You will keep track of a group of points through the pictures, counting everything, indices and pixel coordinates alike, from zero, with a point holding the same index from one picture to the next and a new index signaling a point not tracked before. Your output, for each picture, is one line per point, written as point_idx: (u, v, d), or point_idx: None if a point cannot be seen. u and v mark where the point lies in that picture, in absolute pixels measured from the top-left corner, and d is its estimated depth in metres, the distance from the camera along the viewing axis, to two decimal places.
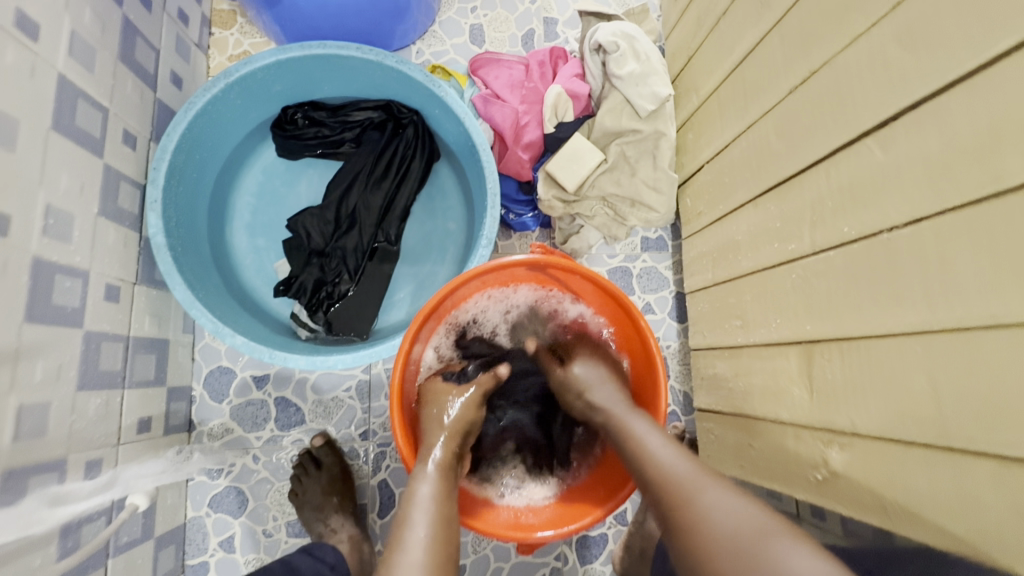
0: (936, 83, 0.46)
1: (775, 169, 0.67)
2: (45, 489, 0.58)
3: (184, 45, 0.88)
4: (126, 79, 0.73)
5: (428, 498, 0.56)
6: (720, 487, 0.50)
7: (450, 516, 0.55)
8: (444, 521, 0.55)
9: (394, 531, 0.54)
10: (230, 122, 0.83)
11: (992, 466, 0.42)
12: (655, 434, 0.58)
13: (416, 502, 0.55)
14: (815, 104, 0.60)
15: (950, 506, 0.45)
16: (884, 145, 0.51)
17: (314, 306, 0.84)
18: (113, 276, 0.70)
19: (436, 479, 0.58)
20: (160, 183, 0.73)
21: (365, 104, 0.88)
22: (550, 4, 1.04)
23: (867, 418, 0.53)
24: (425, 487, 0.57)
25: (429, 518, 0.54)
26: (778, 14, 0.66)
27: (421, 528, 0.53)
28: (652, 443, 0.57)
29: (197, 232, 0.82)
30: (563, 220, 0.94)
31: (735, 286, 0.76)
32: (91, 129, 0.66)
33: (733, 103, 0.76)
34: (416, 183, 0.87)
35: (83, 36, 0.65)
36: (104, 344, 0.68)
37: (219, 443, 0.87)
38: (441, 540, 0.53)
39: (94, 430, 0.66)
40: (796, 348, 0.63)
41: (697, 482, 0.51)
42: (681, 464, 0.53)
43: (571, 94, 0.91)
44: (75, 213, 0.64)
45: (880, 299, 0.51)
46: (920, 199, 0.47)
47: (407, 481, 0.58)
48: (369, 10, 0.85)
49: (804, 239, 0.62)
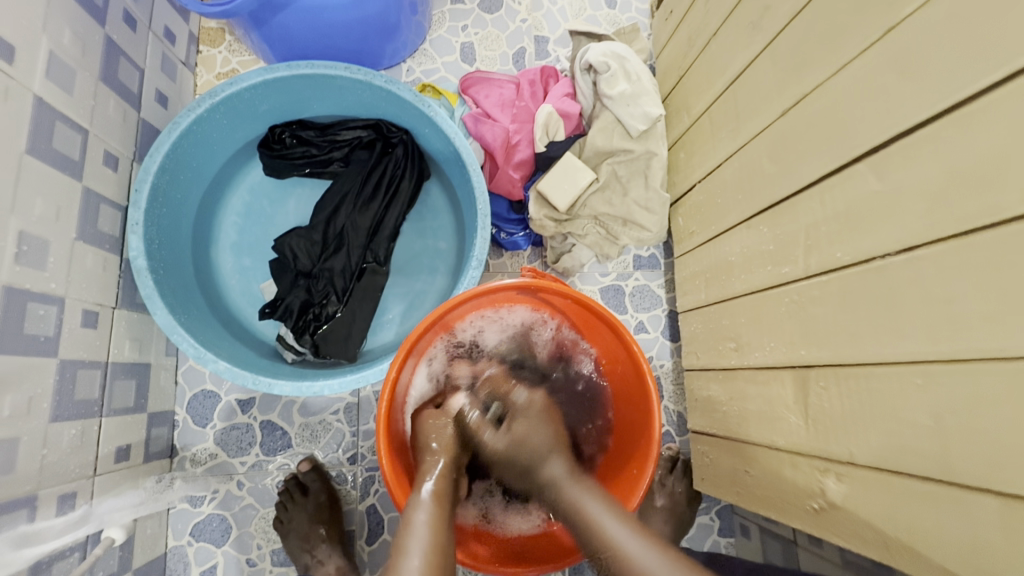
0: (929, 110, 0.45)
1: (767, 192, 0.66)
2: (14, 528, 0.56)
3: (171, 63, 0.87)
4: (108, 100, 0.72)
5: (424, 525, 0.54)
6: None
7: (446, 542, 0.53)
8: (440, 550, 0.52)
9: (389, 560, 0.51)
10: (215, 141, 0.82)
11: (993, 503, 0.40)
12: (597, 500, 0.58)
13: (412, 530, 0.53)
14: (806, 129, 0.59)
15: (949, 543, 0.44)
16: (877, 171, 0.50)
17: (300, 329, 0.82)
18: (91, 301, 0.68)
19: (432, 506, 0.56)
20: (142, 206, 0.71)
21: (354, 123, 0.87)
22: (542, 22, 1.04)
23: (865, 448, 0.52)
24: (421, 514, 0.55)
25: (424, 547, 0.52)
26: (770, 36, 0.65)
27: (415, 558, 0.51)
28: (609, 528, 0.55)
29: (180, 253, 0.81)
30: (555, 238, 0.93)
31: (729, 308, 0.75)
32: (70, 152, 0.65)
33: (725, 123, 0.76)
34: (406, 203, 0.86)
35: (62, 57, 0.64)
36: (81, 372, 0.66)
37: (202, 469, 0.85)
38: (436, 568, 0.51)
39: (68, 463, 0.64)
40: (791, 373, 0.62)
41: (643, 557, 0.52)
42: (626, 541, 0.53)
43: (562, 114, 0.90)
44: (51, 238, 0.62)
45: (877, 327, 0.50)
46: (914, 228, 0.47)
47: (403, 509, 0.56)
48: (357, 28, 0.84)
49: (798, 263, 0.61)
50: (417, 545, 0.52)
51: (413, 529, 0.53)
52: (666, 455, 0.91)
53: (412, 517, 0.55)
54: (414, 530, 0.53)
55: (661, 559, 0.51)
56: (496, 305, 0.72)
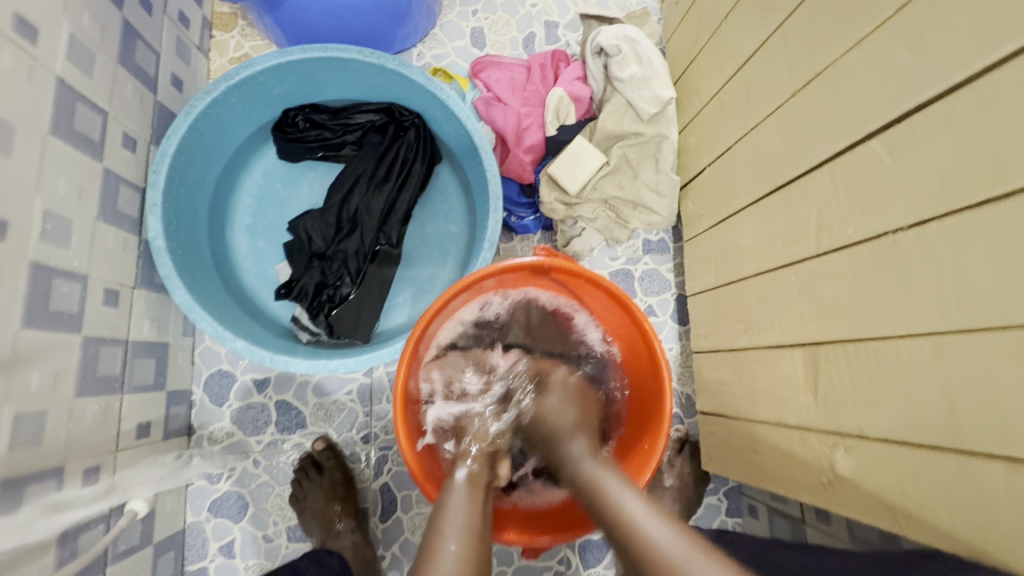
0: (943, 85, 0.45)
1: (779, 172, 0.66)
2: (44, 497, 0.57)
3: (185, 47, 0.87)
4: (126, 83, 0.73)
5: (460, 507, 0.54)
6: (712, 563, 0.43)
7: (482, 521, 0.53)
8: (475, 530, 0.52)
9: (424, 544, 0.50)
10: (231, 125, 0.83)
11: (1001, 469, 0.41)
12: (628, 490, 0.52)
13: (448, 513, 0.53)
14: (818, 107, 0.60)
15: (957, 512, 0.45)
16: (890, 148, 0.51)
17: (315, 310, 0.84)
18: (112, 281, 0.70)
19: (467, 490, 0.56)
20: (160, 187, 0.72)
21: (366, 107, 0.88)
22: (552, 6, 1.04)
23: (874, 422, 0.53)
24: (455, 497, 0.55)
25: (460, 530, 0.51)
26: (782, 17, 0.66)
27: (452, 540, 0.50)
28: (632, 508, 0.49)
29: (197, 235, 0.82)
30: (565, 222, 0.94)
31: (738, 290, 0.76)
32: (90, 133, 0.66)
33: (736, 105, 0.76)
34: (417, 186, 0.87)
35: (81, 39, 0.65)
36: (103, 349, 0.67)
37: (219, 447, 0.86)
38: (473, 554, 0.49)
39: (93, 437, 0.65)
40: (800, 351, 0.63)
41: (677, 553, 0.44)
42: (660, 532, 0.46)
43: (573, 98, 0.91)
44: (74, 218, 0.63)
45: (888, 301, 0.51)
46: (925, 202, 0.47)
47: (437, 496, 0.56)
48: (369, 11, 0.84)
49: (808, 242, 0.62)
50: (455, 528, 0.51)
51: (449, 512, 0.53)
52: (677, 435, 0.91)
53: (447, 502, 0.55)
54: (452, 513, 0.53)
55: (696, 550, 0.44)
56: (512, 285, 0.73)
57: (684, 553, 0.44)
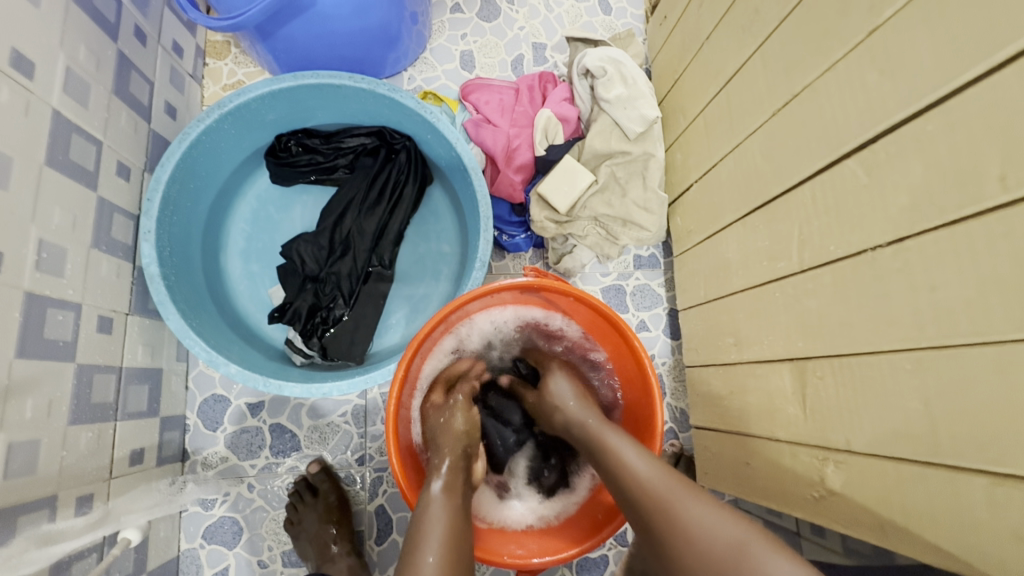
0: (912, 107, 0.47)
1: (762, 189, 0.68)
2: (37, 527, 0.57)
3: (179, 76, 0.89)
4: (120, 112, 0.74)
5: (439, 517, 0.55)
6: (695, 498, 0.49)
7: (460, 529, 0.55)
8: (455, 544, 0.53)
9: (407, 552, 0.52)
10: (224, 151, 0.84)
11: (986, 482, 0.42)
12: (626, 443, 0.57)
13: (429, 522, 0.54)
14: (797, 126, 0.61)
15: (949, 527, 0.45)
16: (867, 167, 0.52)
17: (308, 332, 0.84)
18: (106, 308, 0.70)
19: (445, 499, 0.57)
20: (154, 214, 0.73)
21: (358, 130, 0.90)
22: (539, 29, 1.06)
23: (862, 437, 0.53)
24: (435, 505, 0.56)
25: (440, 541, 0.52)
26: (760, 39, 0.67)
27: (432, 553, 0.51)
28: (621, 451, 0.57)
29: (190, 260, 0.83)
30: (557, 240, 0.95)
31: (727, 305, 0.77)
32: (85, 163, 0.67)
33: (719, 123, 0.78)
34: (410, 207, 0.88)
35: (77, 72, 0.66)
36: (97, 376, 0.68)
37: (214, 472, 0.86)
38: (452, 562, 0.52)
39: (87, 466, 0.65)
40: (789, 366, 0.64)
41: (673, 492, 0.50)
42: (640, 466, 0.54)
43: (560, 118, 0.92)
44: (68, 247, 0.64)
45: (870, 316, 0.52)
46: (901, 221, 0.48)
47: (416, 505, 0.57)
48: (360, 38, 0.86)
49: (793, 258, 0.63)
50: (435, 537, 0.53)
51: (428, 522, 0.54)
52: (671, 451, 0.91)
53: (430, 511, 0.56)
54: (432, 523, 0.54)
55: (687, 487, 0.51)
56: (491, 308, 0.74)
57: (674, 489, 0.51)
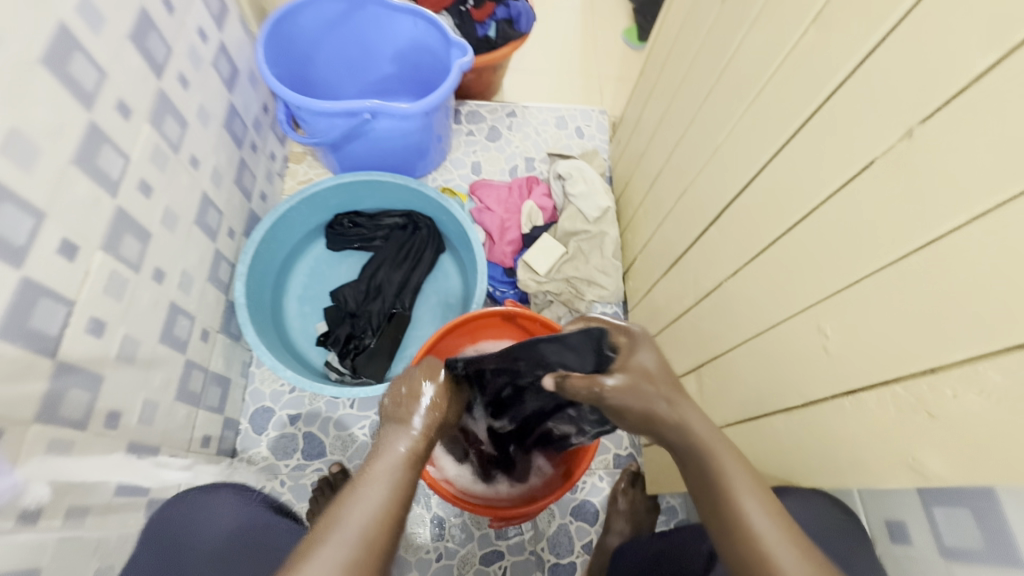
0: (731, 192, 0.77)
1: (675, 251, 0.97)
2: (154, 458, 0.80)
3: (271, 174, 1.26)
4: (235, 195, 1.08)
5: (388, 470, 0.49)
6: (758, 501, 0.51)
7: (405, 485, 0.49)
8: (402, 497, 0.48)
9: (343, 498, 0.47)
10: (297, 224, 1.17)
11: (783, 416, 0.64)
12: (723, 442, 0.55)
13: (375, 472, 0.49)
14: (688, 207, 0.92)
15: (774, 461, 0.66)
16: (718, 229, 0.81)
17: (343, 354, 1.10)
18: (208, 324, 0.98)
19: (399, 454, 0.51)
20: (248, 263, 1.04)
21: (393, 213, 1.23)
22: (530, 147, 1.45)
23: (731, 413, 0.76)
24: (384, 460, 0.50)
25: (387, 489, 0.48)
26: (668, 154, 1.03)
27: (373, 497, 0.47)
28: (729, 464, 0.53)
29: (263, 299, 1.12)
30: (537, 297, 1.21)
31: (659, 339, 1.02)
32: (212, 225, 0.99)
33: (651, 210, 1.10)
34: (427, 267, 1.18)
35: (218, 168, 1.01)
36: (194, 371, 0.94)
37: (255, 468, 1.07)
38: (395, 507, 0.47)
39: (178, 433, 0.88)
40: (694, 374, 0.87)
41: (735, 489, 0.51)
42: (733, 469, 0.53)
43: (541, 207, 1.26)
44: (195, 277, 0.94)
45: (727, 324, 0.77)
46: (735, 261, 0.76)
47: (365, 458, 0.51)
48: (401, 151, 1.24)
49: (691, 296, 0.89)
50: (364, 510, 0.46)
51: (371, 477, 0.49)
52: (630, 468, 1.09)
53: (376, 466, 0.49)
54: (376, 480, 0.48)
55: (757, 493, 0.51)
56: (476, 336, 0.99)
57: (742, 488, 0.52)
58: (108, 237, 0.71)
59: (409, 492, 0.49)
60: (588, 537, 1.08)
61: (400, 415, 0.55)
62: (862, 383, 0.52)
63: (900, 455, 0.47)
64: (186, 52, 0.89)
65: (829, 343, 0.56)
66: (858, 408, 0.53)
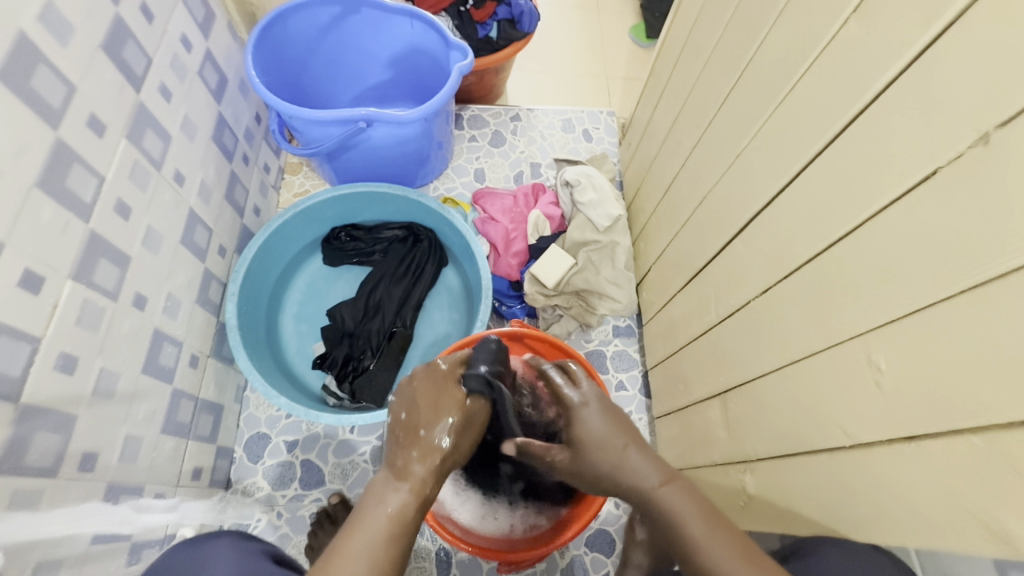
0: (759, 202, 0.70)
1: (693, 263, 0.90)
2: (134, 501, 0.74)
3: (265, 187, 1.21)
4: (226, 211, 1.03)
5: (383, 521, 0.52)
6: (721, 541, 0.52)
7: (398, 538, 0.52)
8: (392, 552, 0.50)
9: (329, 555, 0.49)
10: (292, 239, 1.12)
11: (827, 457, 0.57)
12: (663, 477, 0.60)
13: (367, 527, 0.52)
14: (707, 217, 0.85)
15: (813, 505, 0.59)
16: (744, 242, 0.74)
17: (341, 377, 1.04)
18: (197, 348, 0.92)
19: (396, 503, 0.54)
20: (239, 282, 0.99)
21: (393, 225, 1.17)
22: (535, 152, 1.38)
23: (762, 445, 0.69)
24: (380, 510, 0.53)
25: (376, 543, 0.50)
26: (682, 159, 0.96)
27: (364, 552, 0.49)
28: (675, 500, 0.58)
29: (257, 319, 1.06)
30: (546, 310, 1.16)
31: (677, 357, 0.95)
32: (201, 244, 0.94)
33: (666, 218, 1.03)
34: (428, 282, 1.12)
35: (207, 183, 0.95)
36: (183, 400, 0.88)
37: (250, 499, 1.01)
38: (387, 561, 0.50)
39: (165, 468, 0.83)
40: (719, 398, 0.80)
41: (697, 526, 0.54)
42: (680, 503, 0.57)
43: (548, 216, 1.19)
44: (183, 299, 0.88)
45: (757, 346, 0.70)
46: (765, 278, 0.69)
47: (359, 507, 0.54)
48: (400, 160, 1.18)
49: (712, 313, 0.83)
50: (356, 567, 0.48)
51: (363, 529, 0.51)
52: None
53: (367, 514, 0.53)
54: (365, 531, 0.51)
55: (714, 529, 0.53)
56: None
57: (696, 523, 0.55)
58: (79, 264, 0.65)
59: (405, 537, 0.53)
60: (604, 569, 1.01)
61: (398, 461, 0.58)
62: (926, 429, 0.45)
63: (981, 516, 0.40)
64: (168, 62, 0.83)
65: (884, 379, 0.49)
66: (920, 456, 0.46)
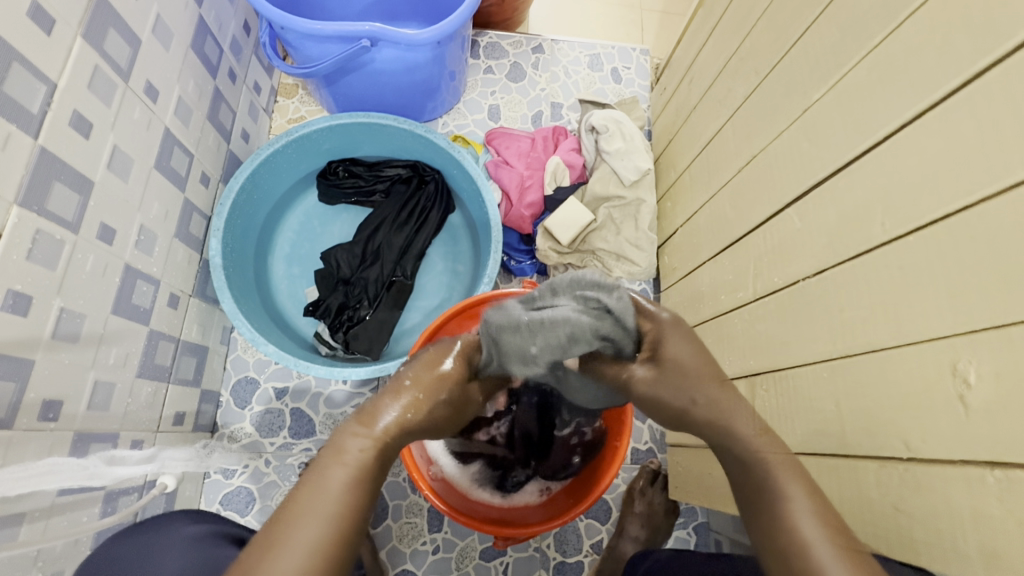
0: (830, 168, 0.60)
1: (731, 230, 0.81)
2: (104, 452, 0.69)
3: (255, 109, 1.08)
4: (210, 133, 0.91)
5: (339, 484, 0.44)
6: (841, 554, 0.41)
7: (352, 509, 0.43)
8: (353, 514, 0.43)
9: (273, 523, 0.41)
10: (284, 171, 1.01)
11: (877, 464, 0.51)
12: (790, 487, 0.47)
13: (320, 490, 0.43)
14: (756, 181, 0.75)
15: (850, 508, 0.55)
16: (800, 215, 0.65)
17: (335, 326, 0.98)
18: (177, 287, 0.84)
19: (353, 465, 0.47)
20: (224, 216, 0.88)
21: (396, 162, 1.06)
22: (558, 91, 1.24)
23: (794, 437, 0.64)
24: (337, 471, 0.45)
25: (332, 511, 0.42)
26: (731, 111, 0.84)
27: (315, 526, 0.41)
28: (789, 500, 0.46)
29: (245, 258, 0.98)
30: (557, 269, 1.07)
31: (700, 330, 0.89)
32: (180, 169, 0.83)
33: (701, 177, 0.92)
34: (433, 229, 1.03)
35: (186, 100, 0.83)
36: (162, 343, 0.81)
37: (238, 445, 0.97)
38: (337, 535, 0.41)
39: (143, 414, 0.77)
40: (745, 381, 0.74)
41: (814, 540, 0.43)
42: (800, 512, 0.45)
43: (568, 165, 1.08)
44: (159, 233, 0.79)
45: (802, 332, 0.63)
46: (823, 259, 0.60)
47: (314, 467, 0.46)
48: (407, 88, 1.04)
49: (749, 288, 0.75)
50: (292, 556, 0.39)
51: (319, 487, 0.43)
52: (649, 467, 0.99)
53: (327, 477, 0.45)
54: (329, 491, 0.44)
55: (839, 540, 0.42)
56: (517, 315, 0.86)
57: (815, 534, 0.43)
58: (28, 188, 0.56)
59: (365, 497, 0.45)
60: (598, 535, 0.99)
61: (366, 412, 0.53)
62: (1017, 458, 0.39)
63: None
64: None
65: (970, 396, 0.42)
66: (1005, 487, 0.39)
